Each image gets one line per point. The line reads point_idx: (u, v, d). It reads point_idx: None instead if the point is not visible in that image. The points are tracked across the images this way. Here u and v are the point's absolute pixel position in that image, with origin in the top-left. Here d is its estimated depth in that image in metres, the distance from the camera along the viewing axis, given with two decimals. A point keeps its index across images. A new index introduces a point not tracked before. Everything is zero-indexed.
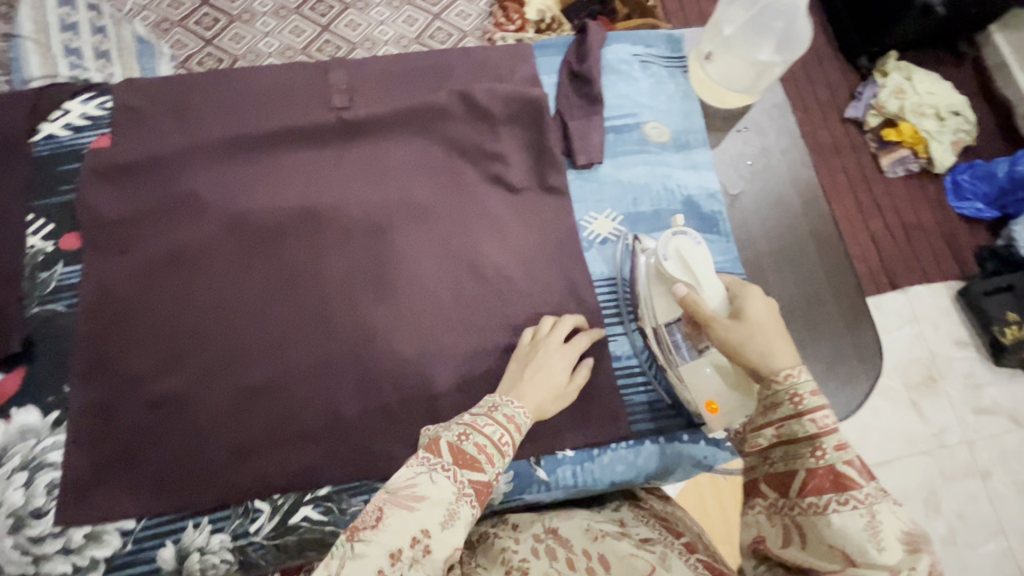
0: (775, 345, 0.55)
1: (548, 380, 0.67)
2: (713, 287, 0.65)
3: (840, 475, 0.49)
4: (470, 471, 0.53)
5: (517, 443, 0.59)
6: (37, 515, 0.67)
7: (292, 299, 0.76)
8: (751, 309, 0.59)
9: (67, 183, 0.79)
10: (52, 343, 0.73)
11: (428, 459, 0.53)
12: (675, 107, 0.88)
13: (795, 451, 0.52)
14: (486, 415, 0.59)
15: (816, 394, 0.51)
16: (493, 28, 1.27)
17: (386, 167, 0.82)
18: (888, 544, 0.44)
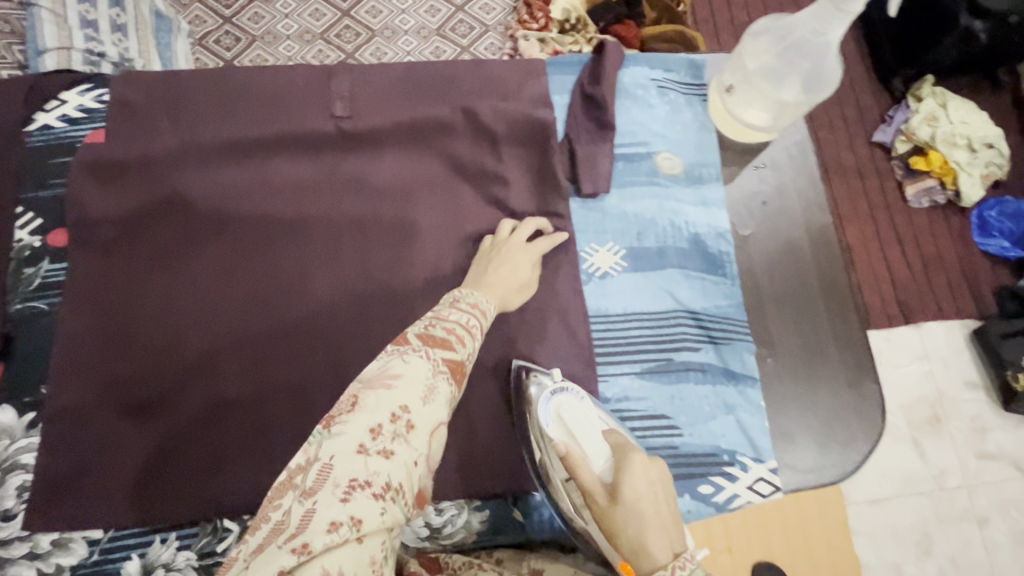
0: (660, 530, 0.47)
1: (512, 275, 0.70)
2: (600, 451, 0.60)
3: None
4: (440, 349, 0.51)
5: (485, 328, 0.58)
6: (5, 517, 0.67)
7: (272, 314, 0.74)
8: (630, 484, 0.49)
9: (58, 177, 0.78)
10: (31, 343, 0.72)
11: (398, 348, 0.50)
12: (690, 139, 0.85)
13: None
14: (448, 308, 0.57)
15: None
16: (516, 24, 1.21)
17: (383, 181, 0.79)
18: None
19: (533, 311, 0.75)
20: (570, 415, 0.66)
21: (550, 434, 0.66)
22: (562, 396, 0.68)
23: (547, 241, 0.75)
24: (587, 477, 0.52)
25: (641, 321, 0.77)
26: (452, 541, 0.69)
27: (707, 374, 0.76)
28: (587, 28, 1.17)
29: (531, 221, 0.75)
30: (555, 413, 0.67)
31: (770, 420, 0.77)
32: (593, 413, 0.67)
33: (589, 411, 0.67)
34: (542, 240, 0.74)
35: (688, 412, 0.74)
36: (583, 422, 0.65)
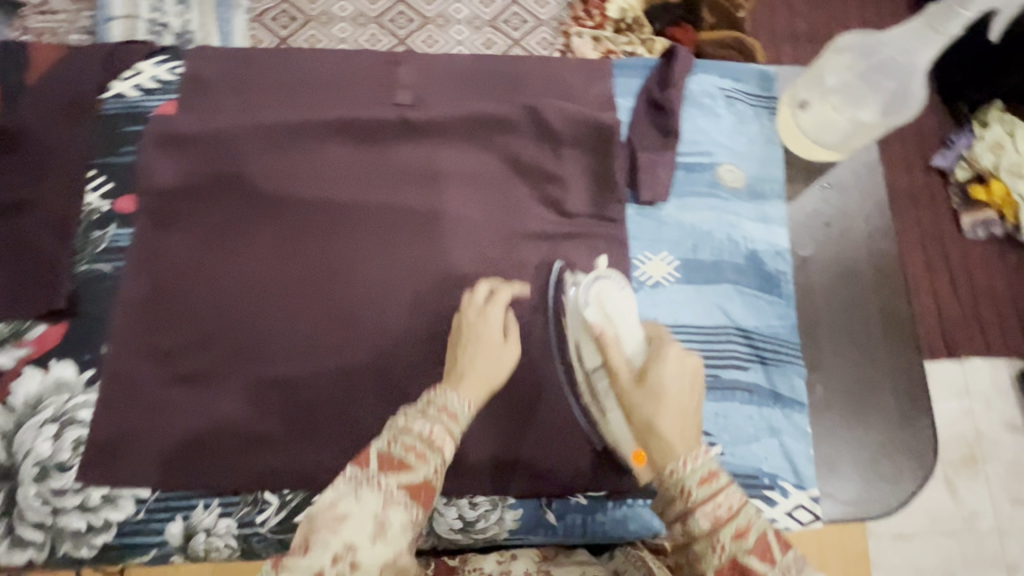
0: (680, 425, 0.55)
1: (479, 349, 0.65)
2: (635, 337, 0.65)
3: (743, 567, 0.47)
4: (398, 475, 0.51)
5: (458, 432, 0.56)
6: (61, 469, 0.69)
7: (322, 299, 0.74)
8: (657, 376, 0.59)
9: (129, 145, 0.79)
10: (93, 304, 0.74)
11: (355, 475, 0.51)
12: (754, 153, 0.83)
13: (696, 556, 0.49)
14: (419, 413, 0.55)
15: (708, 482, 0.50)
16: (570, 20, 1.18)
17: (440, 172, 0.79)
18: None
19: None
20: (611, 302, 0.69)
21: (588, 313, 0.68)
22: (604, 282, 0.70)
23: (505, 298, 0.70)
24: (618, 361, 0.63)
25: (690, 334, 0.76)
26: (484, 536, 0.70)
27: (754, 395, 0.74)
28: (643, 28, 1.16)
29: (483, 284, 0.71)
30: (596, 295, 0.69)
31: (815, 448, 0.75)
32: (631, 301, 0.70)
33: (628, 300, 0.70)
34: (501, 297, 0.70)
35: (731, 431, 0.73)
36: (625, 309, 0.68)
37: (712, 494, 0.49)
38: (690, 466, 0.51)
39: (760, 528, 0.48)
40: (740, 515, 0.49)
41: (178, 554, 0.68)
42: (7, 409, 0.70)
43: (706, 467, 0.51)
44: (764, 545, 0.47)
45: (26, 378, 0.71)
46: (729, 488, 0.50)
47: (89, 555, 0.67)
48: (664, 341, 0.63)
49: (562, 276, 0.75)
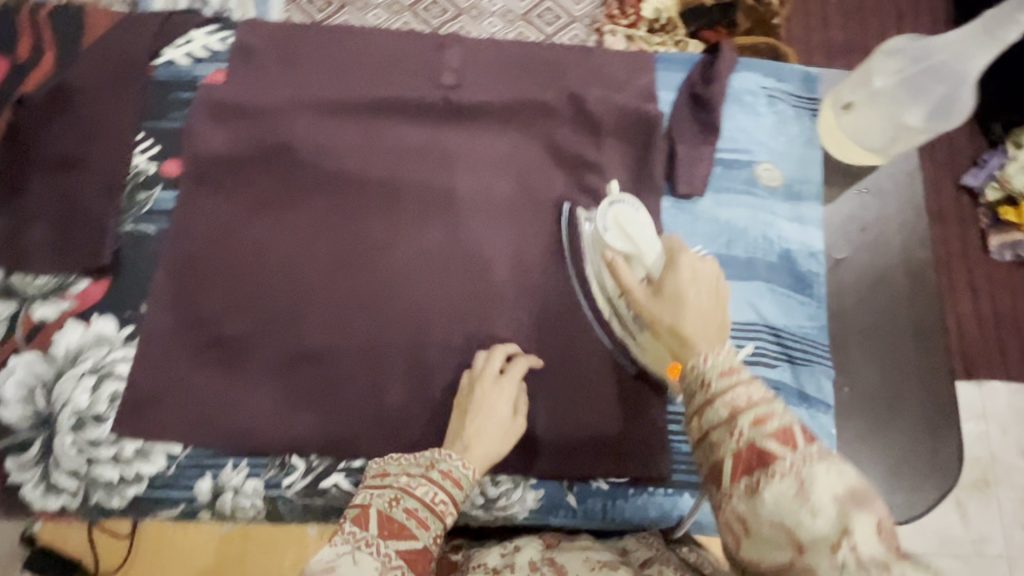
0: (699, 322, 0.52)
1: (488, 421, 0.66)
2: (654, 252, 0.64)
3: (761, 452, 0.42)
4: (397, 540, 0.55)
5: (458, 501, 0.60)
6: (97, 420, 0.71)
7: (358, 273, 0.76)
8: (672, 281, 0.56)
9: (178, 111, 0.81)
10: (136, 263, 0.76)
11: (356, 534, 0.54)
12: (793, 153, 0.83)
13: (712, 444, 0.45)
14: (421, 475, 0.60)
15: (728, 374, 0.47)
16: (605, 18, 1.17)
17: (479, 154, 0.79)
18: (822, 507, 0.39)
19: None
20: (629, 225, 0.67)
21: (607, 238, 0.67)
22: (620, 207, 0.69)
23: (521, 367, 0.70)
24: (630, 278, 0.60)
25: None
26: (505, 513, 0.71)
27: (780, 393, 0.74)
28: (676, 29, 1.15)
29: (500, 349, 0.71)
30: (614, 220, 0.68)
31: (838, 451, 0.75)
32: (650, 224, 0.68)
33: (645, 221, 0.68)
34: (517, 366, 0.70)
35: None
36: (642, 231, 0.67)
37: (732, 382, 0.46)
38: (711, 361, 0.48)
39: (783, 421, 0.43)
40: (760, 404, 0.44)
41: (206, 510, 0.70)
42: (49, 359, 0.72)
43: (727, 361, 0.48)
44: (786, 431, 0.43)
45: (68, 330, 0.73)
46: (750, 383, 0.46)
47: (120, 505, 0.69)
48: (680, 248, 0.59)
49: (574, 216, 0.78)
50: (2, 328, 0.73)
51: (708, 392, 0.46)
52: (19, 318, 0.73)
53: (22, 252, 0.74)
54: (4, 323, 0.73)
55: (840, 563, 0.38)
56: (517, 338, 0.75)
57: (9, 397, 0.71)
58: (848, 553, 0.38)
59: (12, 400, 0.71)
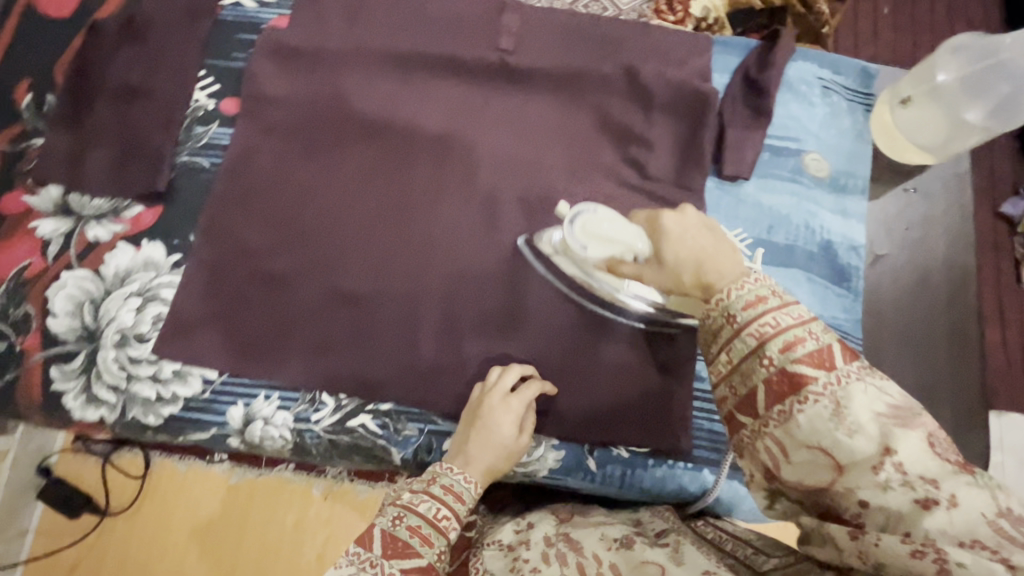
0: (719, 260, 0.47)
1: (492, 439, 0.64)
2: (632, 235, 0.57)
3: (793, 377, 0.42)
4: (401, 560, 0.54)
5: (462, 514, 0.59)
6: (140, 340, 0.73)
7: (403, 223, 0.77)
8: (672, 247, 0.50)
9: (240, 52, 0.83)
10: (189, 193, 0.78)
11: (361, 556, 0.54)
12: (843, 146, 0.82)
13: (744, 374, 0.44)
14: (423, 491, 0.59)
15: (754, 305, 0.44)
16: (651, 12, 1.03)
17: (529, 120, 0.81)
18: (860, 426, 0.39)
19: None
20: (595, 232, 0.63)
21: (591, 256, 0.63)
22: (581, 218, 0.65)
23: (533, 390, 0.68)
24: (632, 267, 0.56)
25: None
26: (525, 470, 0.72)
27: None
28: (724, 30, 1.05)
29: (514, 368, 0.69)
30: (583, 233, 0.64)
31: None
32: (614, 214, 0.63)
33: (605, 217, 0.63)
34: (529, 388, 0.68)
35: None
36: (608, 229, 0.61)
37: (759, 312, 0.44)
38: (737, 294, 0.45)
39: (819, 343, 0.42)
40: (793, 329, 0.43)
41: (236, 436, 0.72)
42: (99, 277, 0.75)
43: (755, 290, 0.45)
44: (819, 352, 0.42)
45: (120, 251, 0.76)
46: (781, 310, 0.44)
47: (155, 423, 0.71)
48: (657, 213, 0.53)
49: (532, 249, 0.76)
50: (56, 243, 0.75)
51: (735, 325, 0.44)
52: (74, 235, 0.76)
53: (81, 173, 0.77)
54: (59, 239, 0.75)
55: (883, 480, 0.39)
56: (551, 301, 0.75)
57: (58, 310, 0.73)
58: (891, 470, 0.39)
59: (61, 312, 0.73)
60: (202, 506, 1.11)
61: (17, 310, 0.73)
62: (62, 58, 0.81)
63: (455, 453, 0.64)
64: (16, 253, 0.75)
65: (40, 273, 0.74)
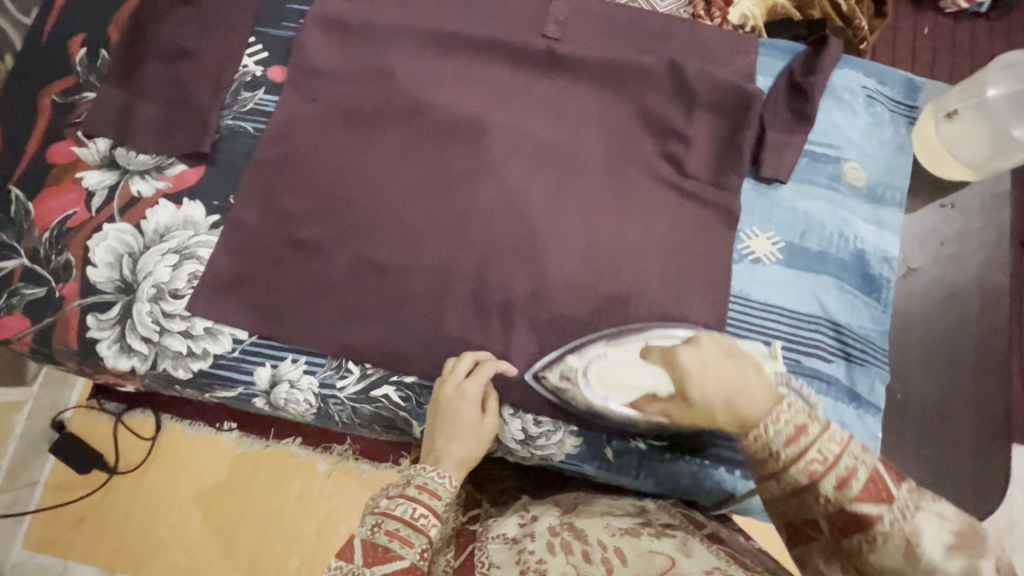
0: (749, 389, 0.51)
1: (462, 429, 0.65)
2: (652, 381, 0.66)
3: (857, 517, 0.46)
4: (382, 566, 0.53)
5: (441, 509, 0.58)
6: (174, 295, 0.74)
7: (439, 200, 0.78)
8: (697, 387, 0.55)
9: (291, 21, 0.84)
10: (231, 156, 0.80)
11: (344, 567, 0.53)
12: (882, 156, 0.82)
13: (803, 503, 0.49)
14: (398, 494, 0.58)
15: (796, 438, 0.48)
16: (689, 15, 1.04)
17: (570, 109, 0.81)
18: (933, 560, 0.43)
19: (677, 275, 0.77)
20: (614, 380, 0.71)
21: (619, 400, 0.71)
22: (595, 367, 0.72)
23: (487, 372, 0.69)
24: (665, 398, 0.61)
25: (781, 315, 0.76)
26: (541, 452, 0.74)
27: (833, 388, 0.74)
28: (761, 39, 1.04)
29: (468, 357, 0.70)
30: (602, 385, 0.71)
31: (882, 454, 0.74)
32: (624, 356, 0.71)
33: (620, 363, 0.71)
34: (484, 368, 0.69)
35: None
36: (627, 375, 0.70)
37: (803, 450, 0.47)
38: (774, 428, 0.48)
39: (866, 470, 0.46)
40: (841, 462, 0.47)
41: (262, 396, 0.73)
42: (139, 231, 0.76)
43: (792, 422, 0.48)
44: (873, 484, 0.46)
45: (160, 208, 0.77)
46: (822, 437, 0.47)
47: (185, 377, 0.73)
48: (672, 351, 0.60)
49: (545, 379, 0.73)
50: (101, 195, 0.77)
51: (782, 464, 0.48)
52: (117, 189, 0.77)
53: (128, 128, 0.78)
54: (103, 191, 0.77)
55: None
56: (579, 289, 0.76)
57: (98, 260, 0.75)
58: None
59: (101, 263, 0.75)
60: (211, 469, 1.14)
61: (60, 257, 0.75)
62: (117, 17, 0.83)
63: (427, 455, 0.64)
64: (61, 201, 0.76)
65: (83, 223, 0.76)
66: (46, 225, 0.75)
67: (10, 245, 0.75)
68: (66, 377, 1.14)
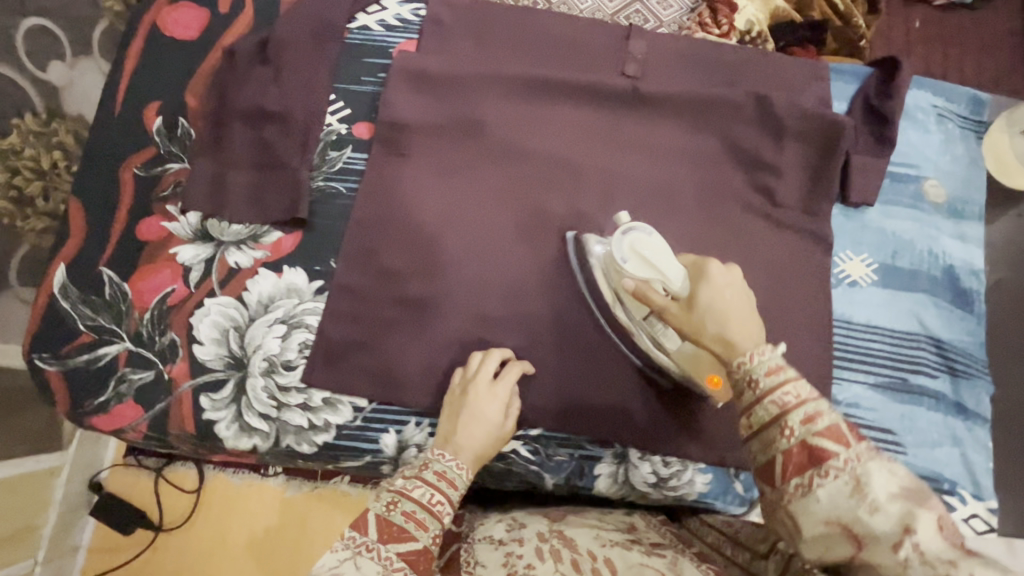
0: (745, 323, 0.54)
1: (480, 424, 0.66)
2: (676, 273, 0.63)
3: (812, 449, 0.46)
4: (398, 544, 0.55)
5: (454, 499, 0.61)
6: (287, 367, 0.73)
7: (540, 245, 0.78)
8: (706, 298, 0.57)
9: (370, 75, 0.83)
10: (327, 218, 0.78)
11: (356, 541, 0.55)
12: (958, 171, 0.85)
13: (765, 442, 0.49)
14: (415, 477, 0.61)
15: (775, 372, 0.50)
16: (695, 24, 1.02)
17: (661, 147, 0.82)
18: (882, 506, 0.42)
19: (783, 305, 0.78)
20: (643, 252, 0.66)
21: (629, 271, 0.67)
22: (632, 235, 0.68)
23: (514, 373, 0.70)
24: (660, 301, 0.61)
25: (883, 336, 0.79)
26: (675, 493, 0.74)
27: (940, 403, 0.77)
28: (766, 44, 1.07)
29: (497, 352, 0.71)
30: (628, 248, 0.67)
31: (992, 462, 0.77)
32: (666, 245, 0.67)
33: (659, 241, 0.67)
34: (511, 372, 0.71)
35: (915, 433, 0.76)
36: (657, 256, 0.65)
37: (779, 382, 0.49)
38: (758, 358, 0.51)
39: (832, 417, 0.47)
40: (809, 403, 0.48)
41: (390, 463, 0.73)
42: (242, 304, 0.74)
43: (774, 358, 0.50)
44: (836, 428, 0.46)
45: (261, 278, 0.75)
46: (797, 380, 0.49)
47: (309, 451, 0.72)
48: (708, 261, 0.61)
49: (579, 241, 0.76)
50: (197, 269, 0.74)
51: (757, 392, 0.49)
52: (214, 261, 0.75)
53: (221, 200, 0.76)
54: (199, 266, 0.75)
55: (905, 561, 0.41)
56: None
57: (204, 337, 0.73)
58: (911, 550, 0.41)
59: (207, 340, 0.73)
60: (260, 519, 1.10)
61: (164, 337, 0.72)
62: (191, 84, 0.80)
63: (442, 432, 0.66)
64: (159, 279, 0.74)
65: (182, 300, 0.74)
66: (146, 305, 0.73)
67: (110, 329, 0.72)
68: (98, 439, 1.09)
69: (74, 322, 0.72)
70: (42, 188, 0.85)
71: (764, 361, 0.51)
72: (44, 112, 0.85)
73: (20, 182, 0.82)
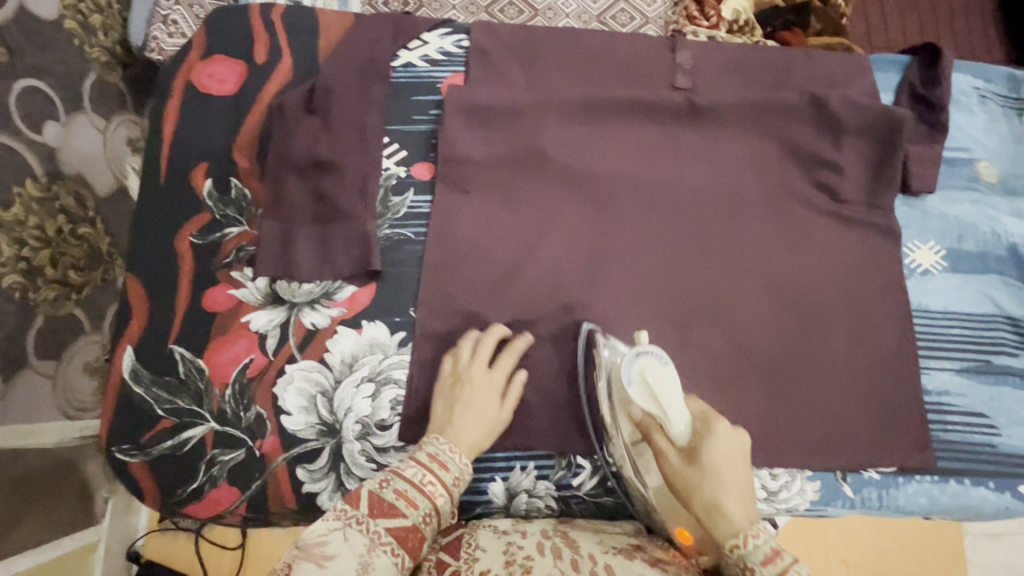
0: (735, 500, 0.57)
1: (476, 418, 0.65)
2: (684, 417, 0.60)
3: None
4: (386, 519, 0.56)
5: (447, 479, 0.60)
6: (382, 427, 0.70)
7: (616, 268, 0.77)
8: (710, 455, 0.58)
9: (422, 114, 0.80)
10: (398, 266, 0.75)
11: (349, 513, 0.56)
12: (1006, 150, 0.86)
13: None
14: (409, 457, 0.61)
15: (772, 560, 0.54)
16: (683, 19, 1.00)
17: (721, 155, 0.81)
18: None
19: (862, 300, 0.79)
20: (657, 383, 0.60)
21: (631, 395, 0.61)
22: (647, 358, 0.62)
23: (511, 356, 0.70)
24: (663, 438, 0.61)
25: (961, 320, 0.80)
26: (787, 505, 0.74)
27: None
28: (755, 34, 1.02)
29: (491, 335, 0.70)
30: (638, 375, 0.61)
31: None
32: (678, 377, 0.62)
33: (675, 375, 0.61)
34: (505, 358, 0.70)
35: (1006, 414, 0.77)
36: (671, 392, 0.60)
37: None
38: (754, 542, 0.55)
39: None
40: None
41: (501, 511, 0.73)
42: (326, 366, 0.71)
43: (771, 544, 0.54)
44: None
45: (341, 336, 0.72)
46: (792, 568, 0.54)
47: None
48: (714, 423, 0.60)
49: (592, 337, 0.72)
50: (273, 334, 0.71)
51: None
52: (289, 324, 0.72)
53: (286, 260, 0.73)
54: (275, 331, 0.71)
55: None
56: (773, 331, 0.77)
57: (291, 407, 0.69)
58: None
59: (295, 409, 0.69)
60: None
61: (249, 413, 0.69)
62: (239, 142, 0.77)
63: (438, 419, 0.66)
64: (233, 350, 0.71)
65: (262, 369, 0.70)
66: (225, 381, 0.70)
67: (190, 410, 0.70)
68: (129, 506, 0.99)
69: (152, 407, 0.70)
70: (51, 257, 0.78)
71: (754, 547, 0.55)
72: (45, 176, 0.77)
73: (29, 253, 0.75)
